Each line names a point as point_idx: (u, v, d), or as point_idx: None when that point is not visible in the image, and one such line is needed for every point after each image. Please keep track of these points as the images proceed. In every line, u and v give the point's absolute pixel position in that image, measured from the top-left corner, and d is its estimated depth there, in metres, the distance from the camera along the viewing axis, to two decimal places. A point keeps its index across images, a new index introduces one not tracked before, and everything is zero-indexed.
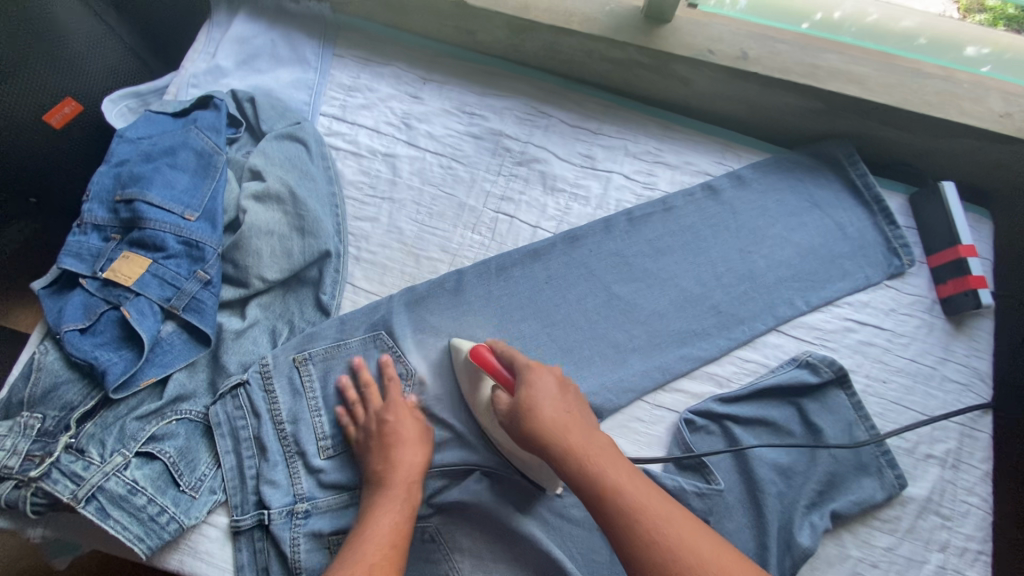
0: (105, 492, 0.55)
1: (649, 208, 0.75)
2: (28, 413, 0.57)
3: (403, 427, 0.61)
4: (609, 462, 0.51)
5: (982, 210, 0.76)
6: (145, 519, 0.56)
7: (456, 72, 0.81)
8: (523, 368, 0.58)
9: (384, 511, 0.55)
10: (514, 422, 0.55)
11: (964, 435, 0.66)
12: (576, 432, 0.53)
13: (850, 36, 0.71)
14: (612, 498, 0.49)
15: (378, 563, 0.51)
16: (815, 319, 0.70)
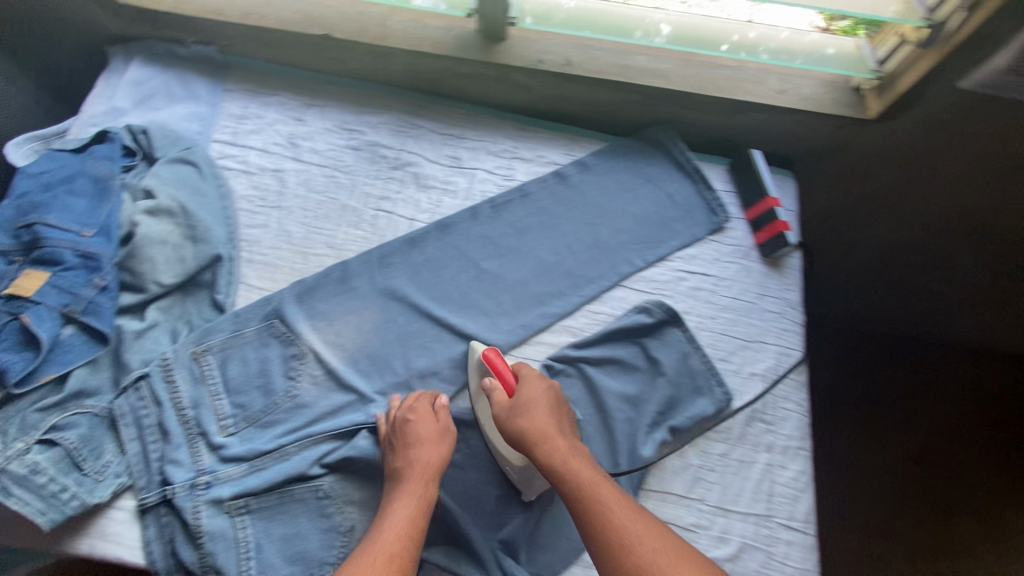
0: (7, 473, 0.61)
1: (508, 195, 0.87)
2: None
3: (428, 430, 0.67)
4: (590, 475, 0.60)
5: (786, 172, 0.91)
6: (47, 495, 0.62)
7: (335, 97, 0.92)
8: (527, 378, 0.69)
9: (400, 506, 0.61)
10: (510, 421, 0.65)
11: (781, 354, 0.78)
12: (558, 438, 0.63)
13: (766, 55, 0.82)
14: (582, 494, 0.58)
15: (396, 553, 0.57)
16: (650, 274, 0.84)
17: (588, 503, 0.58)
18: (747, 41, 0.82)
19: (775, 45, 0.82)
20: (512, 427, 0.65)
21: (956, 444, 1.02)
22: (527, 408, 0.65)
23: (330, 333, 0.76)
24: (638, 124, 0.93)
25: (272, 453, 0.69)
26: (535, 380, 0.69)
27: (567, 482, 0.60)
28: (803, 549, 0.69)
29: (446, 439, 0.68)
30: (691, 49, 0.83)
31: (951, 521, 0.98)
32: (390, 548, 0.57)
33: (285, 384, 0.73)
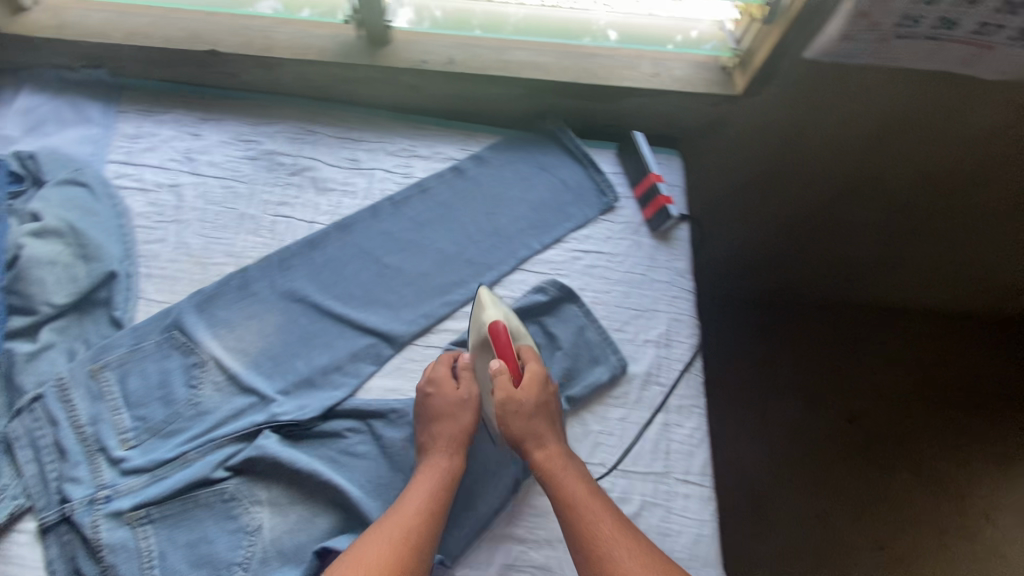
0: None
1: (407, 192, 0.89)
2: None
3: (460, 405, 0.71)
4: (584, 488, 0.65)
5: (671, 152, 0.96)
6: None
7: (231, 110, 0.94)
8: (534, 373, 0.71)
9: (422, 482, 0.66)
10: (513, 416, 0.68)
11: (672, 320, 0.83)
12: (558, 449, 0.68)
13: (709, 48, 0.88)
14: (577, 511, 0.63)
15: (417, 523, 0.62)
16: (547, 256, 0.87)
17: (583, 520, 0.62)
18: (691, 39, 0.88)
19: (719, 40, 0.88)
20: (517, 428, 0.68)
21: (821, 387, 1.37)
22: (539, 408, 0.69)
23: (231, 339, 0.77)
24: (530, 116, 0.97)
25: (173, 461, 0.69)
26: (546, 380, 0.71)
27: (563, 496, 0.64)
28: (701, 499, 0.73)
29: (472, 416, 0.71)
30: (640, 47, 0.88)
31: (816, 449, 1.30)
32: (410, 519, 0.62)
33: (186, 393, 0.73)
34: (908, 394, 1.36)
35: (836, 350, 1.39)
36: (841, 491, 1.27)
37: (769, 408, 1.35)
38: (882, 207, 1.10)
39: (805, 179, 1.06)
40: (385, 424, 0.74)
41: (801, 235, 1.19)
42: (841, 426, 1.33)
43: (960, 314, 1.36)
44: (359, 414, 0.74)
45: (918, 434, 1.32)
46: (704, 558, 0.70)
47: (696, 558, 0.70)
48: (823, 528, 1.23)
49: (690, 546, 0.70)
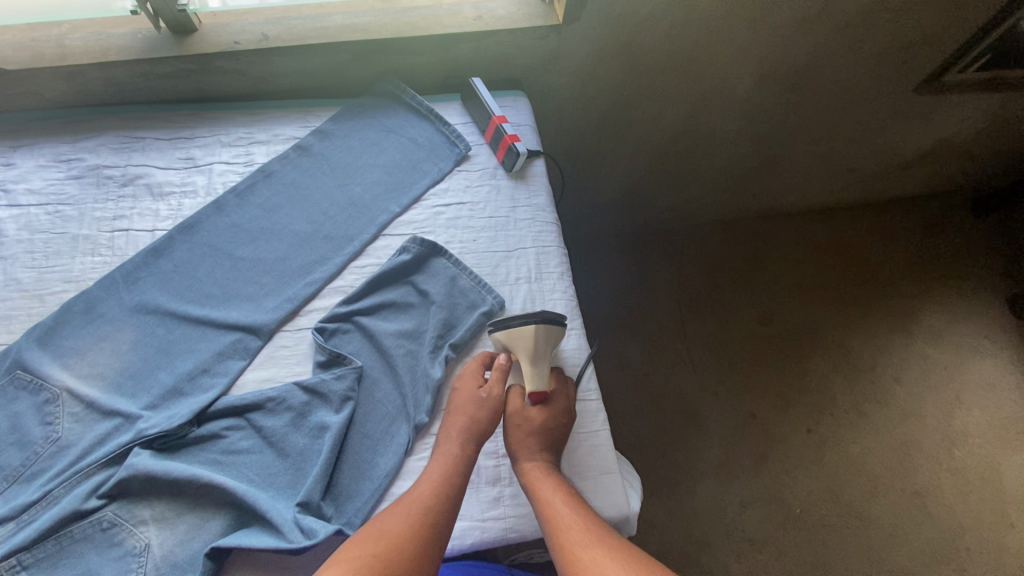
0: None
1: (250, 179, 0.87)
2: None
3: (478, 399, 0.71)
4: (561, 485, 0.66)
5: (517, 94, 0.97)
6: None
7: (43, 130, 0.88)
8: (559, 409, 0.72)
9: (435, 466, 0.66)
10: (524, 427, 0.70)
11: (540, 254, 0.85)
12: (546, 459, 0.69)
13: None
14: (552, 520, 0.62)
15: (429, 501, 0.62)
16: (408, 216, 0.87)
17: (556, 528, 0.62)
18: None
19: None
20: (513, 433, 0.71)
21: (718, 298, 1.49)
22: (540, 428, 0.70)
23: (85, 366, 0.73)
24: (369, 79, 0.96)
25: (39, 501, 0.65)
26: (561, 410, 0.72)
27: (544, 483, 0.66)
28: (592, 414, 0.76)
29: (491, 413, 0.71)
30: None
31: (723, 353, 1.42)
32: (423, 497, 0.62)
33: (43, 431, 0.69)
34: (794, 289, 1.52)
35: (718, 261, 1.54)
36: (753, 388, 1.38)
37: (688, 329, 1.45)
38: (733, 117, 1.19)
39: (654, 113, 1.14)
40: (264, 415, 0.72)
41: (664, 163, 1.30)
42: (748, 328, 1.46)
43: (801, 208, 1.61)
44: (234, 411, 0.72)
45: (806, 320, 1.48)
46: (599, 468, 0.73)
47: (593, 468, 0.73)
48: (758, 424, 1.34)
49: (585, 458, 0.74)
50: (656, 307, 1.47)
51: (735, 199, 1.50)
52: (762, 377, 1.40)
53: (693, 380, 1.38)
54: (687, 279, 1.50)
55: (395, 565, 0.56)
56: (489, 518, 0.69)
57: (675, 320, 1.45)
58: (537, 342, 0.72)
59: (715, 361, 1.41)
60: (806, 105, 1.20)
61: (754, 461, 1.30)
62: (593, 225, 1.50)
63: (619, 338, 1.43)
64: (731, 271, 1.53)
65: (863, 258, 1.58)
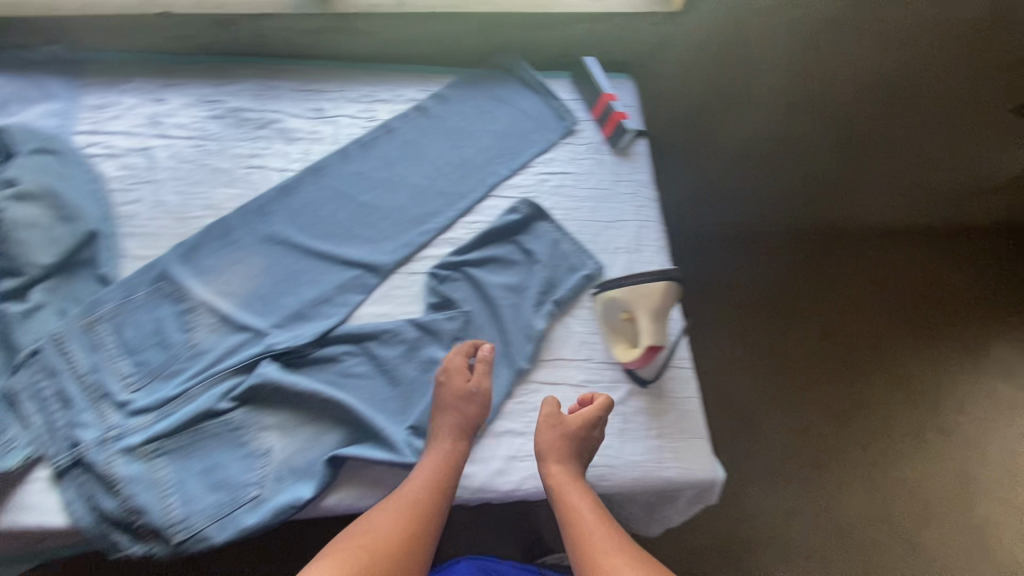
0: None
1: (373, 133, 0.93)
2: None
3: (469, 401, 0.71)
4: (584, 492, 0.68)
5: (624, 76, 1.01)
6: None
7: (191, 71, 0.96)
8: (588, 417, 0.71)
9: (429, 459, 0.68)
10: (551, 430, 0.70)
11: (641, 227, 0.88)
12: (571, 465, 0.69)
13: None
14: (571, 525, 0.65)
15: (419, 497, 0.65)
16: (516, 180, 0.91)
17: (576, 531, 0.65)
18: None
19: None
20: (541, 434, 0.71)
21: (797, 303, 1.40)
22: (570, 435, 0.69)
23: (220, 284, 0.80)
24: (486, 51, 1.01)
25: (177, 397, 0.72)
26: (593, 421, 0.71)
27: (565, 489, 0.67)
28: (686, 381, 0.79)
29: (479, 409, 0.71)
30: None
31: (793, 359, 1.36)
32: (413, 493, 0.65)
33: (182, 337, 0.76)
34: (876, 309, 1.43)
35: (809, 268, 1.42)
36: (818, 402, 1.34)
37: (761, 333, 1.38)
38: (829, 87, 1.21)
39: (746, 96, 1.22)
40: (379, 344, 0.77)
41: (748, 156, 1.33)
42: (819, 342, 1.39)
43: (902, 227, 1.49)
44: (351, 338, 0.77)
45: (882, 341, 1.41)
46: (691, 432, 0.76)
47: (684, 432, 0.75)
48: (815, 439, 1.31)
49: (678, 421, 0.76)
50: (736, 302, 1.38)
51: (828, 205, 1.42)
52: (828, 391, 1.35)
53: (757, 380, 1.34)
54: (779, 283, 1.39)
55: (392, 559, 0.60)
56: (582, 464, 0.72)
57: (750, 323, 1.37)
58: (663, 299, 0.73)
59: (783, 365, 1.36)
60: (902, 109, 1.22)
61: (809, 469, 1.28)
62: (697, 223, 1.35)
63: (702, 328, 1.35)
64: (816, 277, 1.42)
65: (955, 290, 1.47)
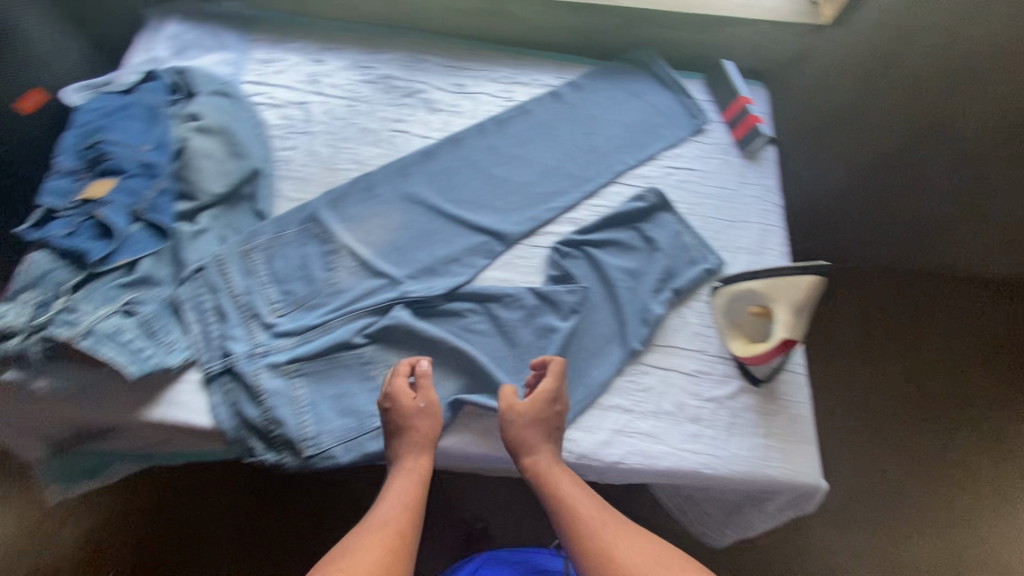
0: (96, 330, 0.68)
1: (510, 112, 0.98)
2: (28, 291, 0.70)
3: (416, 410, 0.70)
4: (572, 485, 0.67)
5: (758, 83, 1.03)
6: (132, 350, 0.69)
7: (349, 39, 1.04)
8: (544, 410, 0.70)
9: (400, 479, 0.67)
10: (516, 428, 0.69)
11: (763, 230, 0.89)
12: (546, 452, 0.69)
13: None
14: (567, 515, 0.65)
15: (394, 518, 0.63)
16: (642, 170, 0.94)
17: (573, 519, 0.64)
18: None
19: None
20: (509, 433, 0.70)
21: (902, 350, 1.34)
22: (538, 423, 0.69)
23: (361, 232, 0.86)
24: (623, 47, 1.05)
25: (318, 327, 0.78)
26: (548, 407, 0.71)
27: (549, 483, 0.67)
28: (797, 386, 0.78)
29: (434, 423, 0.71)
30: None
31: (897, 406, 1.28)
32: (388, 516, 0.63)
33: (325, 275, 0.82)
34: (989, 367, 1.34)
35: (914, 318, 1.37)
36: (915, 452, 1.24)
37: (852, 384, 1.30)
38: (975, 142, 1.13)
39: (886, 126, 1.16)
40: (501, 307, 0.81)
41: (875, 187, 1.25)
42: (909, 393, 1.30)
43: None
44: (476, 298, 0.82)
45: (992, 402, 1.31)
46: (798, 436, 0.76)
47: (792, 434, 0.75)
48: (908, 491, 1.21)
49: (787, 423, 0.76)
50: (838, 336, 1.33)
51: (959, 250, 1.32)
52: (929, 442, 1.26)
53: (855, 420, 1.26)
54: (881, 326, 1.35)
55: None
56: (688, 449, 0.74)
57: (840, 370, 1.30)
58: (808, 293, 0.71)
59: (884, 410, 1.28)
60: None
61: (898, 520, 1.18)
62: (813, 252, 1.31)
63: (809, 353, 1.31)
64: (924, 327, 1.36)
65: None
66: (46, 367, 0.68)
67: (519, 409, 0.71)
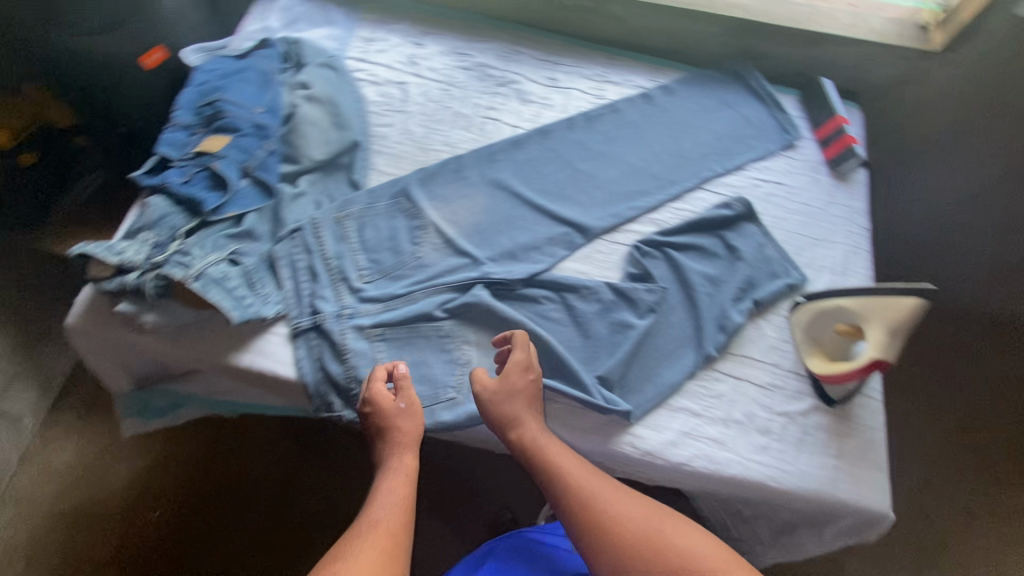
0: (206, 274, 0.72)
1: (600, 110, 0.99)
2: (148, 232, 0.75)
3: (397, 410, 0.71)
4: (564, 456, 0.69)
5: (853, 104, 1.02)
6: (235, 296, 0.73)
7: (450, 26, 1.07)
8: (516, 386, 0.71)
9: (392, 479, 0.67)
10: (495, 407, 0.70)
11: (848, 251, 0.88)
12: (528, 424, 0.70)
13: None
14: (561, 480, 0.66)
15: (386, 516, 0.63)
16: (728, 179, 0.93)
17: (566, 483, 0.66)
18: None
19: None
20: (490, 413, 0.71)
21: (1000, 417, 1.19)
22: (517, 396, 0.71)
23: (447, 211, 0.89)
24: (718, 56, 1.05)
25: (403, 296, 0.81)
26: (520, 379, 0.72)
27: (539, 453, 0.68)
28: (872, 411, 0.77)
29: (415, 420, 0.72)
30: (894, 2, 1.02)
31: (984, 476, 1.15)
32: (382, 514, 0.63)
33: (411, 248, 0.85)
34: None
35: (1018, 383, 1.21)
36: (999, 527, 1.12)
37: (929, 441, 1.18)
38: None
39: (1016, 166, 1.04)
40: (578, 298, 0.82)
41: (996, 231, 1.12)
42: (998, 463, 1.16)
43: None
44: (554, 286, 0.83)
45: None
46: (870, 461, 0.74)
47: (864, 459, 0.74)
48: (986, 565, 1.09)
49: (859, 447, 0.75)
50: (924, 383, 1.22)
51: None
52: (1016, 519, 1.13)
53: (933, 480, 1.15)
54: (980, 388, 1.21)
55: None
56: (756, 460, 0.73)
57: (922, 423, 1.19)
58: (909, 318, 0.70)
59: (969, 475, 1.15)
60: None
61: None
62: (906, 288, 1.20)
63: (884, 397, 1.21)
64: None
65: None
66: (156, 302, 0.73)
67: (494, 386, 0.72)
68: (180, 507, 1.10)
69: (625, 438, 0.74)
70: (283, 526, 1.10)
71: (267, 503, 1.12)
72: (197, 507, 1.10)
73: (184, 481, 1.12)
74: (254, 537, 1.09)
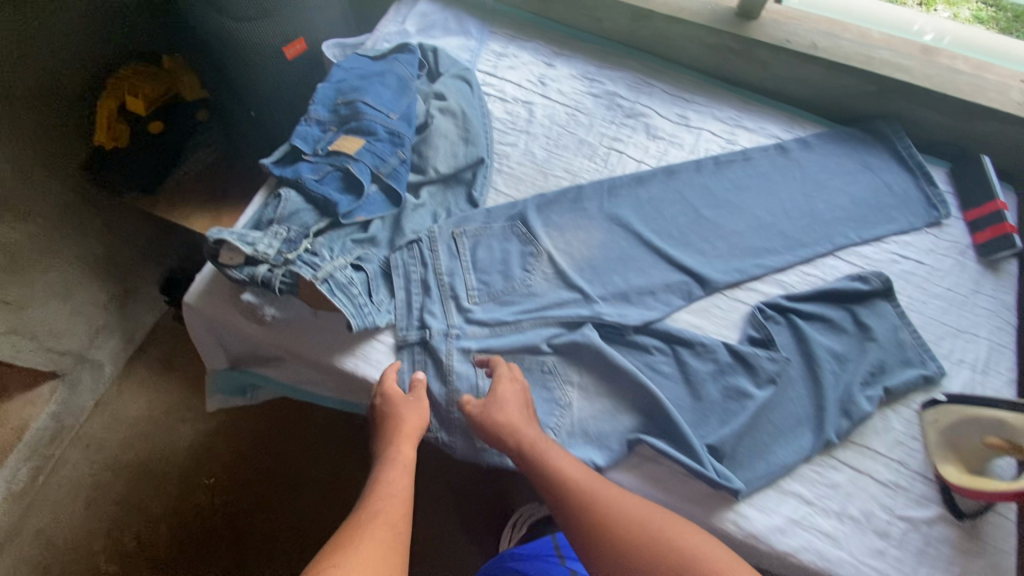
0: (334, 279, 0.73)
1: (731, 156, 0.95)
2: (278, 226, 0.76)
3: (406, 400, 0.71)
4: (566, 460, 0.67)
5: (1010, 187, 0.94)
6: (357, 302, 0.73)
7: (583, 50, 1.05)
8: (504, 393, 0.71)
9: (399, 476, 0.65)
10: (486, 418, 0.69)
11: (992, 349, 0.80)
12: (524, 429, 0.69)
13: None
14: (562, 481, 0.64)
15: (387, 512, 0.60)
16: (864, 250, 0.87)
17: (569, 481, 0.64)
18: None
19: None
20: (482, 423, 0.69)
21: None
22: (508, 402, 0.70)
23: (562, 241, 0.86)
24: (864, 115, 0.99)
25: (511, 324, 0.79)
26: (508, 387, 0.72)
27: (538, 455, 0.67)
28: (1005, 534, 0.70)
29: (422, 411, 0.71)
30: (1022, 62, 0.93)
31: None
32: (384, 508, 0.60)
33: (522, 274, 0.83)
34: None
35: None
36: None
37: None
38: None
39: None
40: (691, 354, 0.79)
41: None
42: None
43: None
44: (667, 338, 0.80)
45: None
46: None
47: None
48: None
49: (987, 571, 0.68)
50: None
51: None
52: None
53: None
54: None
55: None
56: (869, 565, 0.67)
57: None
58: None
59: None
60: None
61: None
62: None
63: None
64: None
65: None
66: (279, 296, 0.74)
67: (483, 400, 0.71)
68: (225, 485, 1.12)
69: (728, 514, 0.69)
70: (316, 524, 1.09)
71: (310, 494, 1.11)
72: (241, 484, 1.12)
73: (239, 455, 1.14)
74: (287, 525, 1.08)
